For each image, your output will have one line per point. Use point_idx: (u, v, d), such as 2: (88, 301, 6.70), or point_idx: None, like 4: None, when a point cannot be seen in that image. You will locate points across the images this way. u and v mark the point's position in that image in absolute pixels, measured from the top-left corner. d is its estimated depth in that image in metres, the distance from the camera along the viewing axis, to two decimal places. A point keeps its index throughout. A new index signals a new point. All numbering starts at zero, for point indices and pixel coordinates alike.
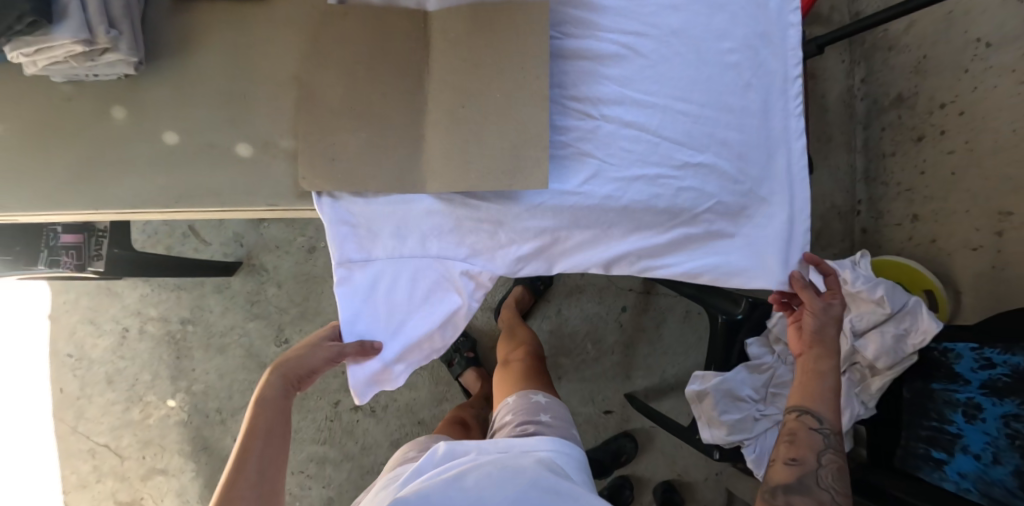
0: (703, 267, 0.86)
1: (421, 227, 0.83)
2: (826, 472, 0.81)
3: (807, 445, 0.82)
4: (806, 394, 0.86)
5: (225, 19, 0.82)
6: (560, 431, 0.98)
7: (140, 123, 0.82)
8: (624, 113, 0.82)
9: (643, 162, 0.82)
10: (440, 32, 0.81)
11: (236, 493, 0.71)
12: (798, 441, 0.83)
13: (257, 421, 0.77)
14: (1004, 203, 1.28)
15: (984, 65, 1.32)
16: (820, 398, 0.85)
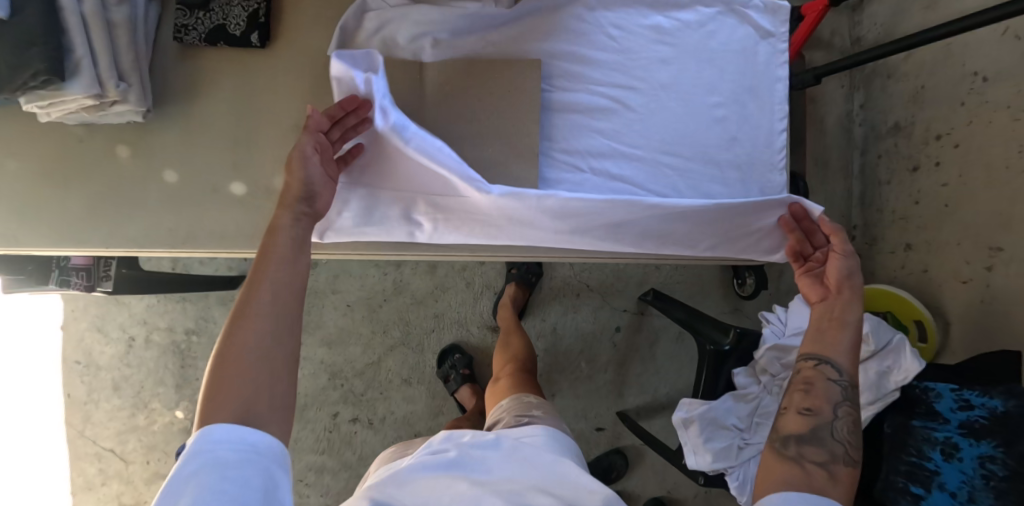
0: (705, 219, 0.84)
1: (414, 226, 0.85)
2: (841, 424, 0.69)
3: (822, 395, 0.72)
4: (825, 341, 0.76)
5: (230, 68, 0.86)
6: (552, 420, 1.02)
7: (148, 165, 0.86)
8: (612, 166, 0.86)
9: (629, 214, 0.85)
10: (436, 82, 0.83)
11: (238, 326, 0.57)
12: (815, 392, 0.72)
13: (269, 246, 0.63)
14: (994, 238, 1.28)
15: (980, 99, 1.31)
16: (842, 349, 0.75)
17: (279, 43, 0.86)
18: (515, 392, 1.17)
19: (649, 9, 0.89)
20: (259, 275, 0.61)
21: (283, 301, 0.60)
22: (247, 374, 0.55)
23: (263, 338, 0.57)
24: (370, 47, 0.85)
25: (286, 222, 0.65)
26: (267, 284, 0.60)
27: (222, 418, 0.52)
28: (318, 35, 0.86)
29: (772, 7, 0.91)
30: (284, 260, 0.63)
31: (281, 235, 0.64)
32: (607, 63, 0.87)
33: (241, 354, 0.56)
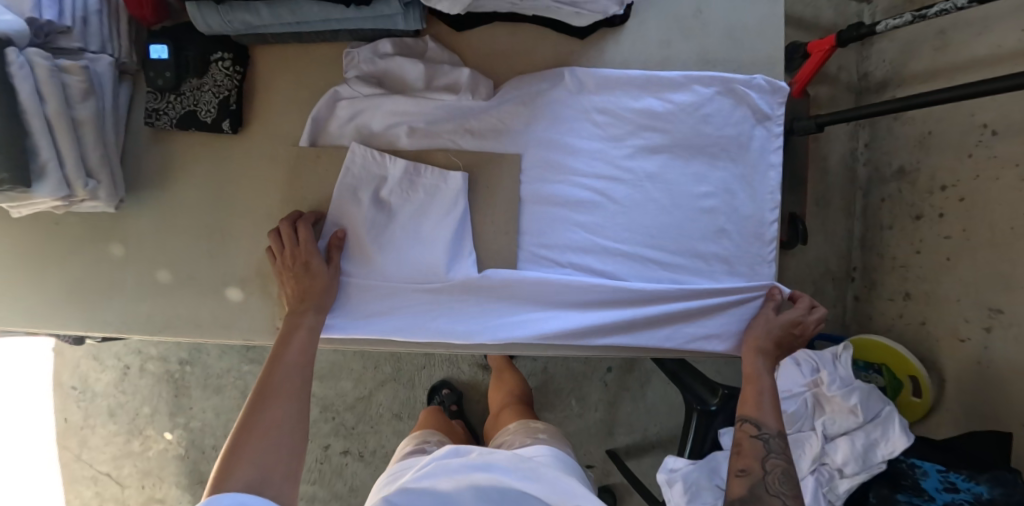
0: (674, 323, 0.87)
1: (409, 310, 0.85)
2: (773, 477, 0.75)
3: (752, 453, 0.78)
4: (753, 405, 0.83)
5: (203, 153, 0.85)
6: (558, 444, 1.01)
7: (128, 253, 0.85)
8: (592, 261, 0.85)
9: (604, 307, 0.86)
10: (416, 174, 0.83)
11: (256, 414, 0.68)
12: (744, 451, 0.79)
13: (287, 342, 0.77)
14: (995, 299, 1.24)
15: (987, 153, 1.27)
16: (766, 409, 0.82)
17: (251, 127, 0.85)
18: (523, 417, 1.17)
19: (641, 91, 0.85)
20: (279, 367, 0.74)
21: (297, 383, 0.73)
22: (264, 446, 0.65)
23: (281, 416, 0.69)
24: (343, 134, 0.84)
25: (304, 320, 0.79)
26: (286, 374, 0.73)
27: (236, 484, 0.60)
28: (295, 120, 0.85)
29: (770, 87, 0.86)
30: (299, 356, 0.76)
31: (297, 331, 0.78)
32: (592, 152, 0.85)
33: (262, 430, 0.66)
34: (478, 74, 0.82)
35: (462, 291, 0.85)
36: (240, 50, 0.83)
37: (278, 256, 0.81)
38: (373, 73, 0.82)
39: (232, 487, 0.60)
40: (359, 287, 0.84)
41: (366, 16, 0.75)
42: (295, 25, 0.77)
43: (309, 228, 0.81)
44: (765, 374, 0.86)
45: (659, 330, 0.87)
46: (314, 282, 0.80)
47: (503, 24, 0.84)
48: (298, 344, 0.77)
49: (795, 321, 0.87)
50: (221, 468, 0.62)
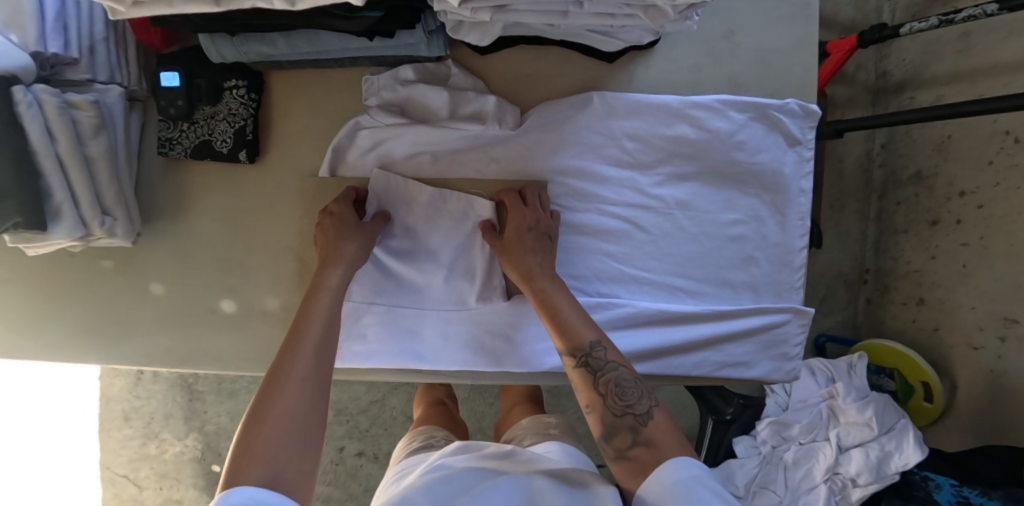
0: (703, 353, 0.86)
1: (438, 337, 0.83)
2: (613, 397, 0.66)
3: (586, 384, 0.68)
4: (564, 336, 0.70)
5: (217, 185, 0.83)
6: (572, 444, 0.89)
7: (147, 288, 0.84)
8: (620, 291, 0.84)
9: (634, 335, 0.84)
10: (439, 202, 0.80)
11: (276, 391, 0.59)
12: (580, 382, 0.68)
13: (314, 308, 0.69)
14: (1011, 310, 1.24)
15: (1009, 161, 1.25)
16: (576, 328, 0.70)
17: (268, 157, 0.83)
18: (535, 413, 1.02)
19: (674, 116, 0.80)
20: (304, 342, 0.64)
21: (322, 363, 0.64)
22: (289, 431, 0.56)
23: (305, 398, 0.60)
24: (364, 164, 0.81)
25: (330, 279, 0.72)
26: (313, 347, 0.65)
27: (258, 475, 0.52)
28: (312, 148, 0.82)
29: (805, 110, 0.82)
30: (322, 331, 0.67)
31: (321, 293, 0.71)
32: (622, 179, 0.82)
33: (287, 409, 0.58)
34: (504, 102, 0.79)
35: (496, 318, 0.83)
36: (255, 77, 0.80)
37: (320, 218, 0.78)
38: (395, 100, 0.79)
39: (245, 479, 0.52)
40: (389, 315, 0.83)
41: (388, 46, 0.71)
42: (312, 54, 0.73)
43: (347, 196, 0.78)
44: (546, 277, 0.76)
45: (688, 359, 0.86)
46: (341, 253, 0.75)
47: (528, 47, 0.80)
48: (322, 312, 0.69)
49: (520, 223, 0.76)
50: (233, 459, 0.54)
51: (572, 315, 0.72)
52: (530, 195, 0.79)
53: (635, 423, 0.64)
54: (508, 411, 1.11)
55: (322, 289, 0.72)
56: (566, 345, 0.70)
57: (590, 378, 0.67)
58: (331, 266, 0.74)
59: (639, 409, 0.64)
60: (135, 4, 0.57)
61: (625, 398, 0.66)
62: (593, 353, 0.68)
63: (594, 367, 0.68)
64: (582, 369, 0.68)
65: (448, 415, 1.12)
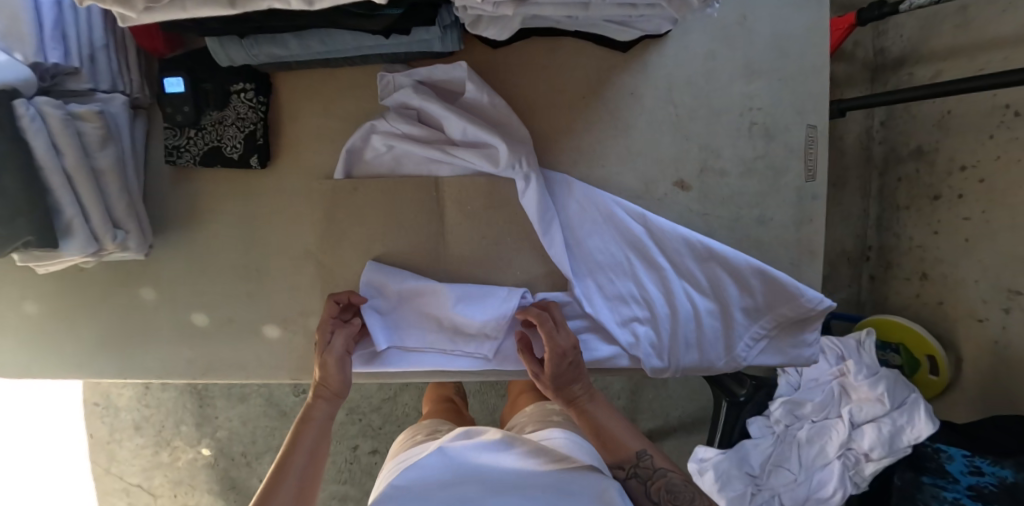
0: None
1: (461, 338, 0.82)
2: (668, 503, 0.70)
3: (638, 497, 0.72)
4: (611, 449, 0.74)
5: (230, 194, 0.82)
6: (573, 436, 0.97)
7: (164, 299, 0.83)
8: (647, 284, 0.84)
9: None
10: (456, 201, 0.79)
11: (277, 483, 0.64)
12: (636, 497, 0.72)
13: (313, 410, 0.72)
14: (1014, 282, 1.26)
15: (1009, 135, 1.26)
16: (616, 442, 0.74)
17: (280, 162, 0.81)
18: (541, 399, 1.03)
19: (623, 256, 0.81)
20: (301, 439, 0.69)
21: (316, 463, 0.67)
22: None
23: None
24: (380, 163, 0.79)
25: (317, 412, 0.71)
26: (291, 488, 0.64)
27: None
28: (323, 149, 0.80)
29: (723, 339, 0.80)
30: (304, 474, 0.66)
31: (308, 426, 0.70)
32: (643, 169, 0.81)
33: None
34: (519, 146, 0.75)
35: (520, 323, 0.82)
36: (263, 79, 0.78)
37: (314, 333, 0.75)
38: (411, 104, 0.75)
39: None
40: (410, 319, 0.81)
41: (402, 43, 0.69)
42: (325, 54, 0.71)
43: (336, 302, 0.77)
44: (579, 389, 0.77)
45: None
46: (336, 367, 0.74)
47: (541, 39, 0.79)
48: (311, 439, 0.69)
49: (557, 351, 0.75)
50: None
51: (612, 428, 0.76)
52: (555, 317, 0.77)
53: None
54: (515, 400, 1.12)
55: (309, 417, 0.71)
56: (613, 458, 0.74)
57: (642, 488, 0.72)
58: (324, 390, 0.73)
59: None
60: (147, 10, 0.55)
61: (681, 501, 0.71)
62: (641, 463, 0.72)
63: (644, 477, 0.72)
64: (634, 480, 0.72)
65: (454, 411, 1.12)
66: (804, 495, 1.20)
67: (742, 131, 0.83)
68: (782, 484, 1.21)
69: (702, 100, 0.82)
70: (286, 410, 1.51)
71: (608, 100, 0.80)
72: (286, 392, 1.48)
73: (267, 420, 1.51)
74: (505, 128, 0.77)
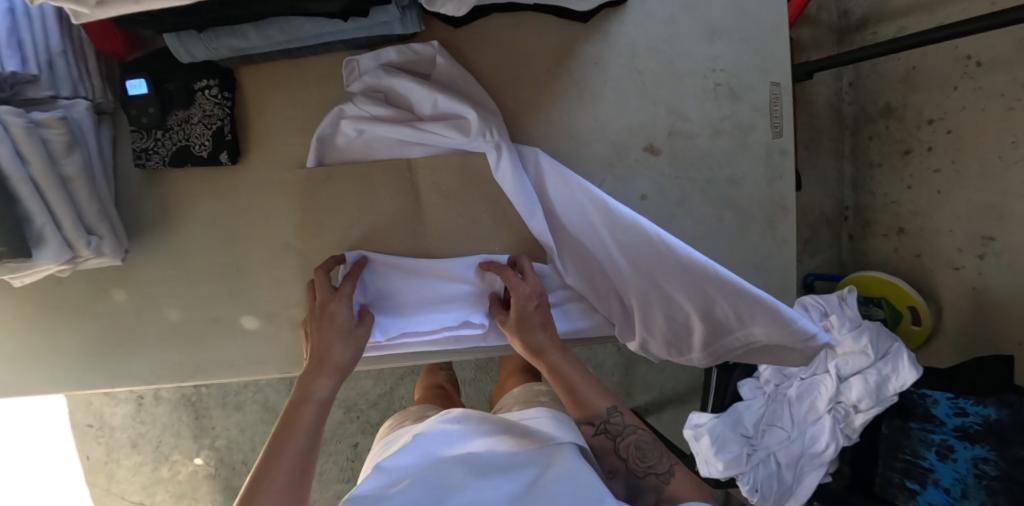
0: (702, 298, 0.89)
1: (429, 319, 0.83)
2: (633, 460, 0.73)
3: (606, 451, 0.75)
4: (576, 406, 0.77)
5: (203, 192, 0.81)
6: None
7: (146, 304, 0.83)
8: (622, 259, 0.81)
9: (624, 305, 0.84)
10: (429, 181, 0.79)
11: (275, 459, 0.66)
12: (604, 452, 0.75)
13: (312, 390, 0.73)
14: (987, 228, 1.29)
15: (973, 85, 1.29)
16: (587, 399, 0.77)
17: (250, 157, 0.81)
18: (527, 382, 1.06)
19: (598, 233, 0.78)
20: (298, 421, 0.70)
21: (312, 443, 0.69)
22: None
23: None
24: (352, 149, 0.79)
25: (318, 390, 0.73)
26: (284, 467, 0.65)
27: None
28: (293, 141, 0.80)
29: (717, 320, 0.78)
30: (301, 454, 0.67)
31: (307, 405, 0.72)
32: (613, 138, 0.82)
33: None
34: (489, 117, 0.75)
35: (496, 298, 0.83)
36: (226, 75, 0.77)
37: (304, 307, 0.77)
38: (378, 86, 0.76)
39: None
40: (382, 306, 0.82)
41: (364, 27, 0.69)
42: (286, 43, 0.71)
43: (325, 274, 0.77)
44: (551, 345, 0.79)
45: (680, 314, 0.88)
46: (336, 345, 0.76)
47: (502, 15, 0.79)
48: (308, 418, 0.71)
49: (535, 294, 0.79)
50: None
51: (587, 386, 0.78)
52: (511, 277, 0.78)
53: (658, 482, 0.70)
54: (506, 381, 1.16)
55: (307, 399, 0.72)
56: (583, 414, 0.77)
57: (609, 443, 0.75)
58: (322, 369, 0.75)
59: (657, 467, 0.72)
60: (99, 6, 0.54)
61: (646, 459, 0.73)
62: (610, 419, 0.76)
63: (614, 434, 0.75)
64: (601, 436, 0.76)
65: (444, 397, 1.14)
66: (798, 451, 1.22)
67: (707, 92, 0.84)
68: (776, 442, 1.23)
69: (666, 65, 0.83)
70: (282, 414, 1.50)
71: (574, 72, 0.81)
72: (279, 396, 1.48)
73: (264, 426, 1.51)
74: (475, 101, 0.77)
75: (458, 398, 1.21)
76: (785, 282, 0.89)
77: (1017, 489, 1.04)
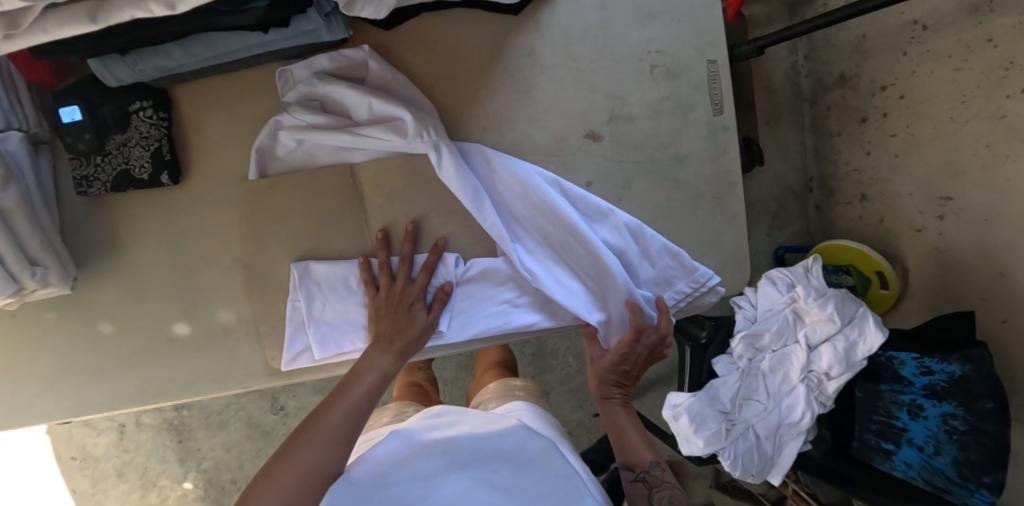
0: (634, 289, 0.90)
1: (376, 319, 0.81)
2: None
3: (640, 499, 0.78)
4: (625, 451, 0.83)
5: (149, 213, 0.81)
6: (536, 401, 1.01)
7: (102, 330, 0.83)
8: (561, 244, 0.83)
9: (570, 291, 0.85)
10: (373, 184, 0.80)
11: (323, 420, 0.70)
12: (638, 497, 0.78)
13: (362, 361, 0.77)
14: (944, 189, 1.30)
15: (921, 48, 1.30)
16: (638, 447, 0.82)
17: (193, 175, 0.81)
18: (501, 376, 1.13)
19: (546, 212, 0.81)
20: (348, 389, 0.74)
21: (360, 407, 0.72)
22: (300, 489, 0.63)
23: (319, 461, 0.66)
24: (292, 159, 0.79)
25: (372, 361, 0.77)
26: (337, 420, 0.70)
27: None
28: (233, 155, 0.80)
29: (654, 279, 0.86)
30: (345, 416, 0.71)
31: (364, 374, 0.76)
32: (554, 127, 0.83)
33: (297, 469, 0.65)
34: (423, 116, 0.75)
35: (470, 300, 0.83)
36: (159, 95, 0.77)
37: (383, 290, 0.79)
38: (313, 94, 0.77)
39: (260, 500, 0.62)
40: (332, 314, 0.80)
41: (288, 36, 0.69)
42: (213, 59, 0.71)
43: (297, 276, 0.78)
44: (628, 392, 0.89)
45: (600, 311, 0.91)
46: (411, 328, 0.79)
47: (432, 13, 0.79)
48: (364, 387, 0.74)
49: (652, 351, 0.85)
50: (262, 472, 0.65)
51: (641, 437, 0.84)
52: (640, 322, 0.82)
53: None
54: (482, 376, 1.19)
55: (360, 369, 0.76)
56: (632, 457, 0.82)
57: (644, 492, 0.78)
58: (391, 348, 0.78)
59: None
60: (7, 38, 0.54)
61: None
62: (651, 471, 0.80)
63: (649, 483, 0.79)
64: (639, 483, 0.79)
65: (421, 394, 1.16)
66: (775, 422, 1.23)
67: (644, 74, 0.85)
68: (753, 415, 1.24)
69: (600, 51, 0.83)
70: (267, 430, 1.50)
71: (508, 65, 0.81)
72: (262, 411, 1.48)
73: (250, 443, 1.51)
74: (410, 101, 0.78)
75: (436, 394, 1.23)
76: (737, 256, 0.90)
77: (985, 441, 1.08)
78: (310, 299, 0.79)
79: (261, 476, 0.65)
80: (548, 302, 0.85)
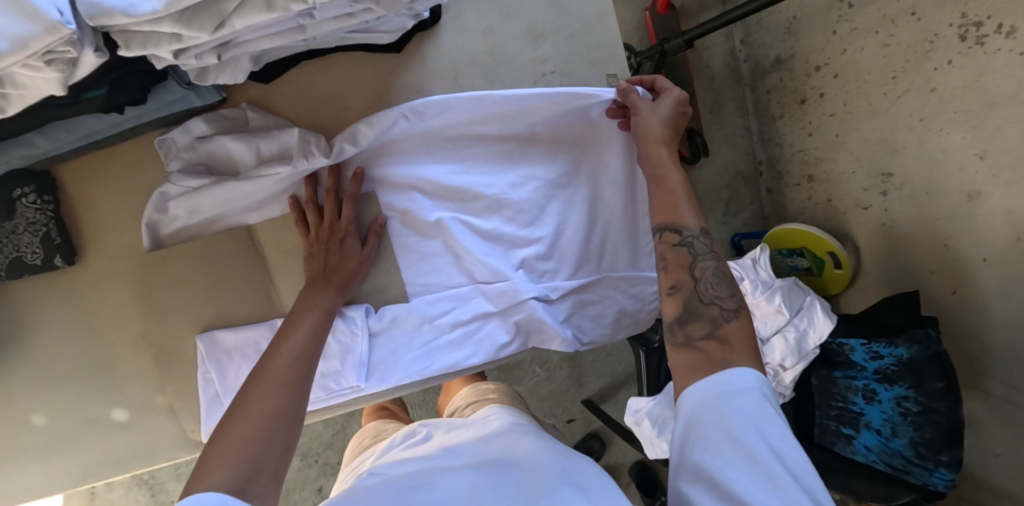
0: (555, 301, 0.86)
1: None
2: (705, 285, 0.65)
3: (679, 266, 0.67)
4: (669, 210, 0.71)
5: (51, 295, 0.79)
6: (510, 401, 0.98)
7: (15, 420, 0.80)
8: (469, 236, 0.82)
9: (493, 326, 0.84)
10: (274, 243, 0.80)
11: (270, 363, 0.65)
12: (669, 266, 0.67)
13: (300, 301, 0.74)
14: (885, 165, 1.28)
15: (849, 26, 1.27)
16: (682, 209, 0.70)
17: (90, 255, 0.79)
18: (472, 381, 1.10)
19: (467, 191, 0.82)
20: (292, 330, 0.70)
21: (309, 347, 0.69)
22: (262, 438, 0.58)
23: (276, 406, 0.61)
24: (185, 227, 0.78)
25: (313, 301, 0.74)
26: (287, 364, 0.66)
27: (221, 482, 0.53)
28: (129, 229, 0.78)
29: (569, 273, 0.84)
30: (295, 357, 0.67)
31: (305, 313, 0.72)
32: (466, 143, 0.82)
33: (259, 418, 0.60)
34: (307, 132, 0.75)
35: (388, 341, 0.82)
36: (41, 177, 0.74)
37: (312, 228, 0.77)
38: (198, 159, 0.75)
39: (224, 463, 0.55)
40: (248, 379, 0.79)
41: (150, 109, 0.67)
42: (84, 138, 0.69)
43: (206, 349, 0.78)
44: (669, 166, 0.74)
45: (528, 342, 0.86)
46: (345, 261, 0.77)
47: (310, 63, 0.77)
48: (306, 327, 0.71)
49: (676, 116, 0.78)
50: (216, 431, 0.59)
51: (689, 200, 0.71)
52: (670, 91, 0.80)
53: (718, 316, 0.62)
54: (451, 385, 1.16)
55: (302, 310, 0.73)
56: (669, 217, 0.70)
57: (684, 258, 0.67)
58: (327, 285, 0.75)
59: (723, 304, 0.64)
60: None
61: (715, 288, 0.65)
62: (698, 237, 0.68)
63: (694, 250, 0.67)
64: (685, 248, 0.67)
65: (390, 413, 1.14)
66: None
67: None
68: None
69: (491, 80, 0.82)
70: None
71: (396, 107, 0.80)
72: None
73: None
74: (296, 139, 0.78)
75: (405, 412, 1.21)
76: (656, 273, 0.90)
77: (938, 420, 1.04)
78: (221, 369, 0.78)
79: (213, 442, 0.58)
80: (469, 340, 0.83)
